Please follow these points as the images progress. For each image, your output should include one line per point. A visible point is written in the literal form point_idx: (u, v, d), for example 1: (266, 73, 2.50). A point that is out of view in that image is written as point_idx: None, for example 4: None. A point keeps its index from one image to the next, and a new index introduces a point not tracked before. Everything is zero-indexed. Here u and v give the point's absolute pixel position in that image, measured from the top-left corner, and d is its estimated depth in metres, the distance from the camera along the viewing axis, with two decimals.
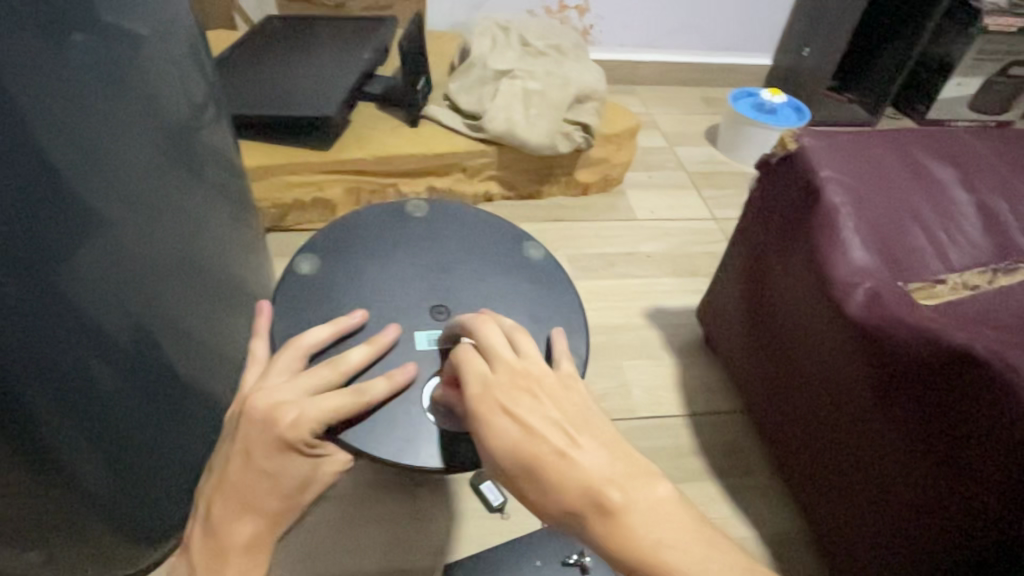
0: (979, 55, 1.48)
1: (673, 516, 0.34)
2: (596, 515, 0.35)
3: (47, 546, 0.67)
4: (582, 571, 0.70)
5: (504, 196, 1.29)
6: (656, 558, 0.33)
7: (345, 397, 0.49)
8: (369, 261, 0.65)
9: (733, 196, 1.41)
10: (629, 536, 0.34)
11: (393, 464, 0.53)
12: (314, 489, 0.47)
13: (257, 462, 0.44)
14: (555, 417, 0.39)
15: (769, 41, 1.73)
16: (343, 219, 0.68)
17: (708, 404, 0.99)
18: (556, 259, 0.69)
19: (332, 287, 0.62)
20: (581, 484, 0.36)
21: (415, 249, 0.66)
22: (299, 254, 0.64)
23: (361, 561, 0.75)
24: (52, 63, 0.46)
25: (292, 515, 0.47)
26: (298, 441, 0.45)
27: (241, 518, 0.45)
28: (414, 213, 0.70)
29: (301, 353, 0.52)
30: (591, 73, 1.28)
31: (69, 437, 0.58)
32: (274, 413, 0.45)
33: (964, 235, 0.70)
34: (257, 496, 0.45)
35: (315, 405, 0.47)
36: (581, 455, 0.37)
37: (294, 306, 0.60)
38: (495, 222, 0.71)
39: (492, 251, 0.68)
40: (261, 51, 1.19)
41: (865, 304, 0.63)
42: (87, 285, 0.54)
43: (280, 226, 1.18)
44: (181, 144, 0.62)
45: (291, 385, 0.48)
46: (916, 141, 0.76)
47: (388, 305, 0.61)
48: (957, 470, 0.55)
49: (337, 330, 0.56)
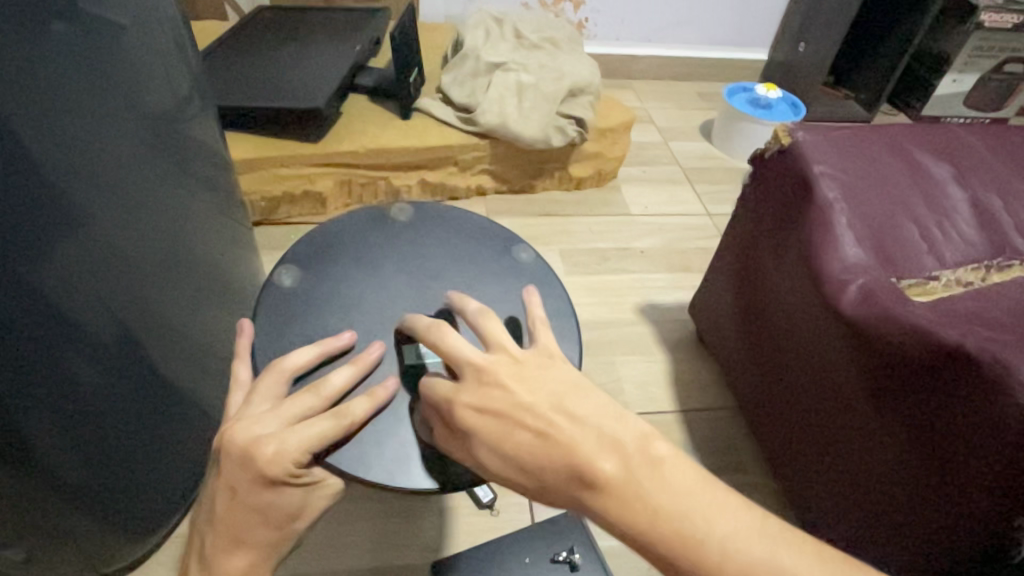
0: (975, 52, 1.48)
1: (667, 477, 0.35)
2: (588, 488, 0.35)
3: (28, 545, 0.65)
4: (572, 569, 0.69)
5: (496, 190, 1.28)
6: (655, 521, 0.34)
7: (327, 424, 0.46)
8: (355, 268, 0.63)
9: (727, 192, 1.41)
10: (629, 506, 0.34)
11: (385, 487, 0.51)
12: (307, 518, 0.45)
13: (243, 498, 0.42)
14: (530, 405, 0.38)
15: (765, 36, 1.72)
16: (323, 228, 0.67)
17: (701, 401, 0.98)
18: (546, 261, 0.67)
19: (316, 298, 0.60)
20: (571, 463, 0.36)
21: (401, 255, 0.65)
22: (279, 266, 0.62)
23: (349, 560, 0.74)
24: (31, 52, 0.45)
25: (287, 544, 0.45)
26: (279, 476, 0.42)
27: (233, 552, 0.43)
28: (397, 217, 0.69)
29: (283, 377, 0.49)
30: (586, 66, 1.27)
31: (50, 435, 0.57)
32: (251, 448, 0.42)
33: (959, 232, 0.69)
34: (248, 528, 0.43)
35: (295, 434, 0.43)
36: (558, 439, 0.36)
37: (276, 320, 0.58)
38: (483, 225, 0.70)
39: (480, 254, 0.66)
40: (251, 41, 1.17)
41: (858, 301, 0.63)
42: (65, 280, 0.53)
43: (269, 219, 1.16)
44: (165, 136, 0.61)
45: (270, 414, 0.45)
46: (911, 137, 0.75)
47: (374, 315, 0.60)
48: (948, 466, 0.54)
49: (322, 351, 0.53)
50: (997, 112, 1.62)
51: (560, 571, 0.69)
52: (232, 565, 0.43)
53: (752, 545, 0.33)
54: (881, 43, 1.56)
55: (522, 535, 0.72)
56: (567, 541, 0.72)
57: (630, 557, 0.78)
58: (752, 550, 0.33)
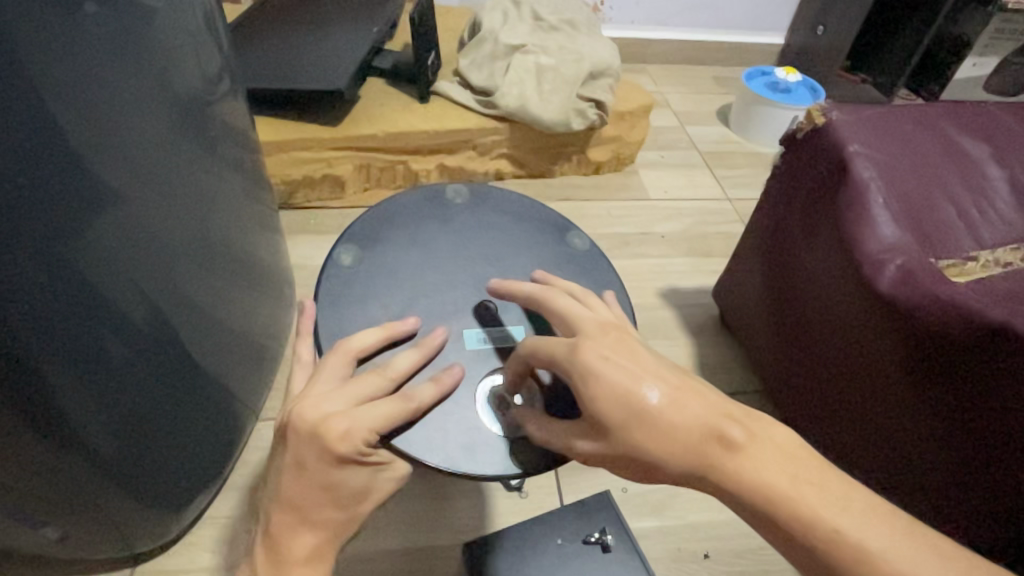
0: (997, 34, 1.45)
1: (784, 452, 0.39)
2: (716, 450, 0.39)
3: (64, 524, 0.66)
4: (605, 550, 0.70)
5: (515, 174, 1.27)
6: (784, 488, 0.37)
7: (393, 405, 0.46)
8: (412, 251, 0.62)
9: (746, 176, 1.39)
10: (755, 472, 0.38)
11: (449, 472, 0.51)
12: (373, 500, 0.45)
13: (311, 475, 0.42)
14: (655, 372, 0.42)
15: (782, 19, 1.70)
16: (381, 207, 0.65)
17: (725, 384, 0.98)
18: (601, 249, 0.67)
19: (374, 281, 0.60)
20: (698, 428, 0.39)
21: (458, 239, 0.64)
22: (338, 244, 0.61)
23: (382, 541, 0.74)
24: (68, 33, 0.44)
25: (353, 527, 0.45)
26: (349, 454, 0.42)
27: (299, 530, 0.44)
28: (454, 199, 0.68)
29: (347, 358, 0.50)
30: (605, 48, 1.25)
31: (87, 415, 0.57)
32: (322, 424, 0.42)
33: (996, 212, 0.69)
34: (313, 506, 0.43)
35: (365, 412, 0.44)
36: (684, 399, 0.40)
37: (336, 301, 0.58)
38: (538, 209, 0.69)
39: (537, 242, 0.66)
40: (268, 23, 1.16)
41: (896, 281, 0.62)
42: (101, 261, 0.52)
43: (289, 203, 1.16)
44: (195, 117, 0.61)
45: (338, 393, 0.45)
46: (946, 114, 0.74)
47: (434, 301, 0.59)
48: (1001, 442, 0.54)
49: (387, 333, 0.53)
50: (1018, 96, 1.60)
51: (592, 552, 0.70)
52: (297, 543, 0.44)
53: (881, 532, 0.36)
54: (900, 26, 1.54)
55: (554, 516, 0.72)
56: (598, 522, 0.72)
57: (659, 539, 0.78)
58: (875, 529, 0.36)
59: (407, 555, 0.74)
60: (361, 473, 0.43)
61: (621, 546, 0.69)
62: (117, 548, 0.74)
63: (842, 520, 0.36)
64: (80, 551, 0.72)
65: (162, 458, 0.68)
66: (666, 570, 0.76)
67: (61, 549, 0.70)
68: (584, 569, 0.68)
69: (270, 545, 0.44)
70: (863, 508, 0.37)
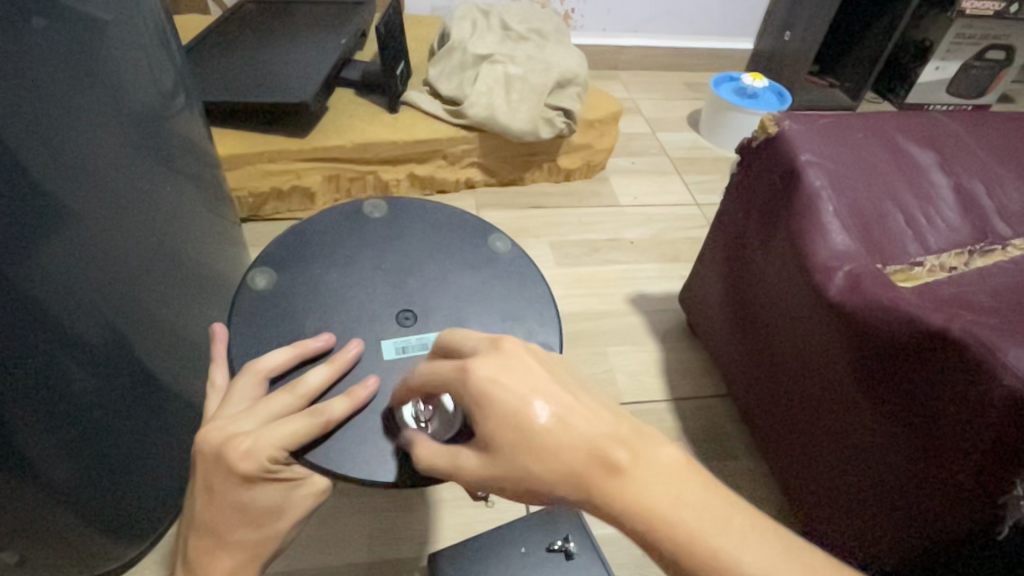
0: (957, 39, 1.49)
1: (683, 477, 0.32)
2: (599, 476, 0.31)
3: (20, 547, 0.65)
4: (568, 557, 0.70)
5: (486, 182, 1.28)
6: (672, 516, 0.31)
7: (303, 421, 0.45)
8: (330, 267, 0.60)
9: (715, 181, 1.41)
10: (638, 495, 0.31)
11: (367, 484, 0.49)
12: (290, 516, 0.44)
13: (220, 497, 0.41)
14: (553, 386, 0.33)
15: (750, 25, 1.73)
16: (298, 226, 0.63)
17: (691, 389, 0.99)
18: (524, 250, 0.65)
19: (291, 299, 0.57)
20: (585, 447, 0.31)
21: (378, 250, 0.62)
22: (254, 268, 0.59)
23: (347, 554, 0.74)
24: (16, 54, 0.44)
25: (273, 545, 0.45)
26: (254, 472, 0.41)
27: (216, 554, 0.43)
28: (372, 214, 0.65)
29: (259, 378, 0.48)
30: (573, 57, 1.27)
31: (42, 438, 0.57)
32: (225, 446, 0.41)
33: (942, 217, 0.70)
34: (227, 527, 0.42)
35: (271, 432, 0.42)
36: (578, 417, 0.32)
37: (249, 325, 0.55)
38: (459, 214, 0.67)
39: (459, 248, 0.64)
40: (235, 36, 1.16)
41: (845, 288, 0.64)
42: (53, 282, 0.52)
43: (257, 216, 1.15)
44: (151, 134, 0.60)
45: (246, 414, 0.44)
46: (896, 124, 0.76)
47: (350, 314, 0.57)
48: (933, 450, 0.55)
49: (299, 352, 0.51)
50: (979, 98, 1.63)
51: (555, 560, 0.70)
52: (221, 565, 0.43)
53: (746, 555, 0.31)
54: (865, 31, 1.57)
55: (519, 525, 0.73)
56: (562, 530, 0.73)
57: (624, 545, 0.79)
58: (752, 557, 0.31)
59: (371, 567, 0.74)
60: (274, 490, 0.43)
61: (585, 553, 0.70)
62: (76, 570, 0.73)
63: (722, 546, 0.31)
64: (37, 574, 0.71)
65: (123, 478, 0.68)
66: None
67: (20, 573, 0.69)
68: None
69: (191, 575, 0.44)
70: (754, 532, 0.32)
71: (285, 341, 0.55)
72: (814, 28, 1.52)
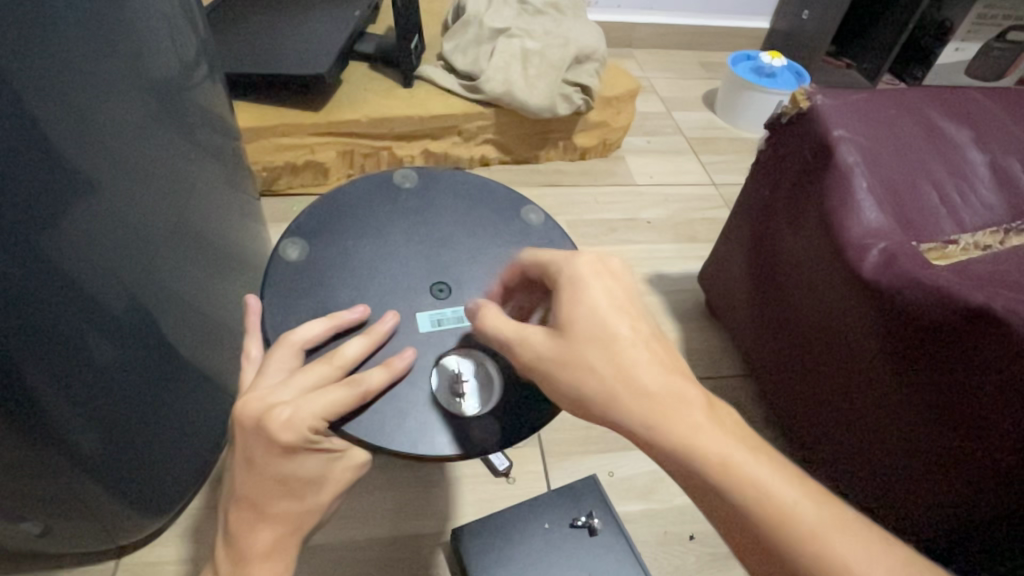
0: (979, 20, 1.45)
1: None
2: (672, 415, 0.37)
3: (44, 518, 0.65)
4: (591, 533, 0.71)
5: (500, 160, 1.26)
6: None
7: (342, 392, 0.44)
8: (362, 239, 0.59)
9: (732, 162, 1.40)
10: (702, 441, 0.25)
11: (409, 456, 0.49)
12: (330, 489, 0.44)
13: (261, 468, 0.41)
14: (639, 325, 0.41)
15: (768, 4, 1.70)
16: (327, 196, 0.62)
17: (710, 368, 0.99)
18: (556, 222, 0.64)
19: (323, 272, 0.56)
20: (661, 389, 0.38)
21: (409, 223, 0.61)
22: (284, 238, 0.58)
23: (368, 528, 0.74)
24: (43, 27, 0.43)
25: (315, 518, 0.44)
26: (296, 441, 0.40)
27: (256, 526, 0.42)
28: (403, 183, 0.64)
29: (295, 349, 0.48)
30: (591, 32, 1.24)
31: (64, 410, 0.56)
32: (265, 416, 0.40)
33: (977, 195, 0.70)
34: (267, 499, 0.42)
35: (312, 401, 0.42)
36: (652, 351, 0.40)
37: (282, 298, 0.54)
38: (490, 185, 0.66)
39: (491, 220, 0.62)
40: (248, 6, 1.14)
41: (879, 264, 0.63)
42: (79, 253, 0.51)
43: (270, 191, 1.14)
44: (173, 102, 0.59)
45: (285, 385, 0.43)
46: (931, 100, 0.75)
47: (384, 287, 0.56)
48: (969, 429, 0.55)
49: (334, 323, 0.50)
50: (999, 82, 1.58)
51: (579, 536, 0.70)
52: (257, 537, 0.43)
53: None
54: (885, 11, 1.54)
55: (542, 500, 0.73)
56: (585, 506, 0.73)
57: (646, 522, 0.79)
58: None
59: (393, 542, 0.74)
60: (316, 461, 0.42)
61: (608, 529, 0.70)
62: (99, 542, 0.73)
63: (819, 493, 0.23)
64: (63, 545, 0.71)
65: (146, 449, 0.67)
66: (652, 553, 0.77)
67: (44, 541, 0.69)
68: (570, 553, 0.69)
69: (230, 546, 0.43)
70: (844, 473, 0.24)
71: (317, 315, 0.54)
72: (834, 7, 1.49)
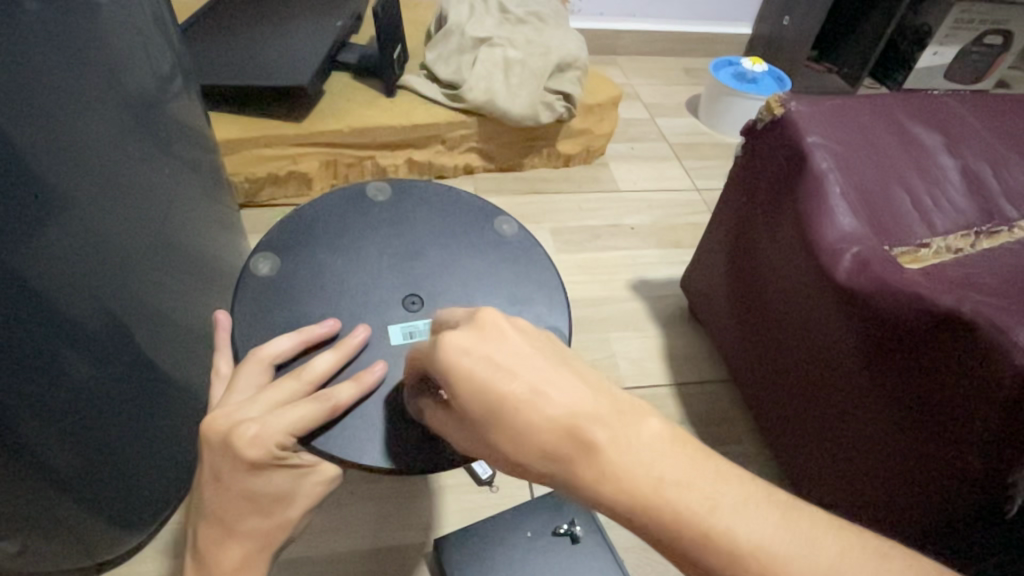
0: (956, 24, 1.47)
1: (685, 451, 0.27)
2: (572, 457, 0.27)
3: (19, 537, 0.64)
4: (573, 541, 0.71)
5: (483, 168, 1.27)
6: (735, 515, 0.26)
7: (310, 407, 0.44)
8: (335, 253, 0.59)
9: (714, 167, 1.41)
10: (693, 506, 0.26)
11: (384, 470, 0.49)
12: (299, 504, 0.44)
13: (227, 486, 0.41)
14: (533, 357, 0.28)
15: (749, 10, 1.71)
16: (299, 210, 0.62)
17: (693, 373, 0.99)
18: (530, 232, 0.64)
19: (296, 286, 0.56)
20: (562, 423, 0.27)
21: (383, 236, 0.61)
22: (256, 253, 0.58)
23: (350, 540, 0.74)
24: (13, 47, 0.43)
25: (285, 534, 0.44)
26: (262, 458, 0.40)
27: (226, 543, 0.42)
28: (375, 197, 0.64)
29: (264, 365, 0.48)
30: (572, 40, 1.25)
31: (38, 429, 0.55)
32: (231, 433, 0.40)
33: (949, 200, 0.71)
34: (236, 516, 0.42)
35: (279, 417, 0.42)
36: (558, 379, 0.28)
37: (253, 314, 0.54)
38: (464, 197, 0.66)
39: (464, 232, 0.63)
40: (229, 19, 1.14)
41: (853, 269, 0.64)
42: (52, 271, 0.51)
43: (253, 202, 1.13)
44: (148, 117, 0.59)
45: (252, 401, 0.43)
46: (903, 106, 0.76)
47: (357, 300, 0.56)
48: (941, 433, 0.55)
49: (303, 338, 0.50)
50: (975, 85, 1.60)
51: (561, 544, 0.70)
52: (227, 555, 0.42)
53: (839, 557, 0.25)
54: (865, 15, 1.55)
55: (524, 509, 0.73)
56: (568, 514, 0.73)
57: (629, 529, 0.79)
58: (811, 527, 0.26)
59: (375, 553, 0.73)
60: (284, 477, 0.42)
61: (589, 537, 0.70)
62: (77, 560, 0.72)
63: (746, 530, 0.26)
64: (40, 563, 0.70)
65: (125, 465, 0.67)
66: (635, 560, 0.77)
67: (21, 560, 0.68)
68: (552, 561, 0.69)
69: (200, 564, 0.43)
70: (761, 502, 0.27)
71: (290, 330, 0.54)
72: (814, 13, 1.51)
